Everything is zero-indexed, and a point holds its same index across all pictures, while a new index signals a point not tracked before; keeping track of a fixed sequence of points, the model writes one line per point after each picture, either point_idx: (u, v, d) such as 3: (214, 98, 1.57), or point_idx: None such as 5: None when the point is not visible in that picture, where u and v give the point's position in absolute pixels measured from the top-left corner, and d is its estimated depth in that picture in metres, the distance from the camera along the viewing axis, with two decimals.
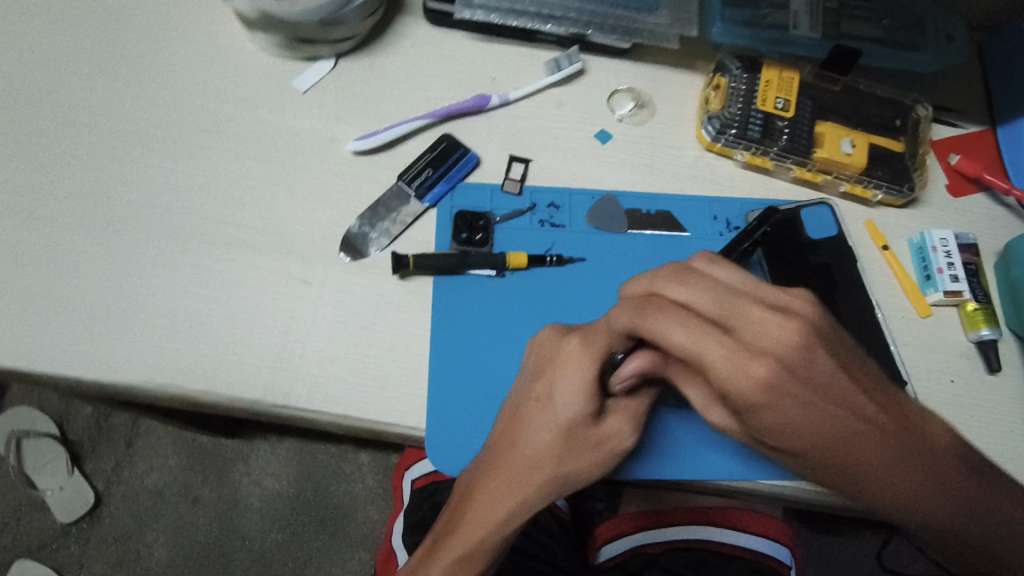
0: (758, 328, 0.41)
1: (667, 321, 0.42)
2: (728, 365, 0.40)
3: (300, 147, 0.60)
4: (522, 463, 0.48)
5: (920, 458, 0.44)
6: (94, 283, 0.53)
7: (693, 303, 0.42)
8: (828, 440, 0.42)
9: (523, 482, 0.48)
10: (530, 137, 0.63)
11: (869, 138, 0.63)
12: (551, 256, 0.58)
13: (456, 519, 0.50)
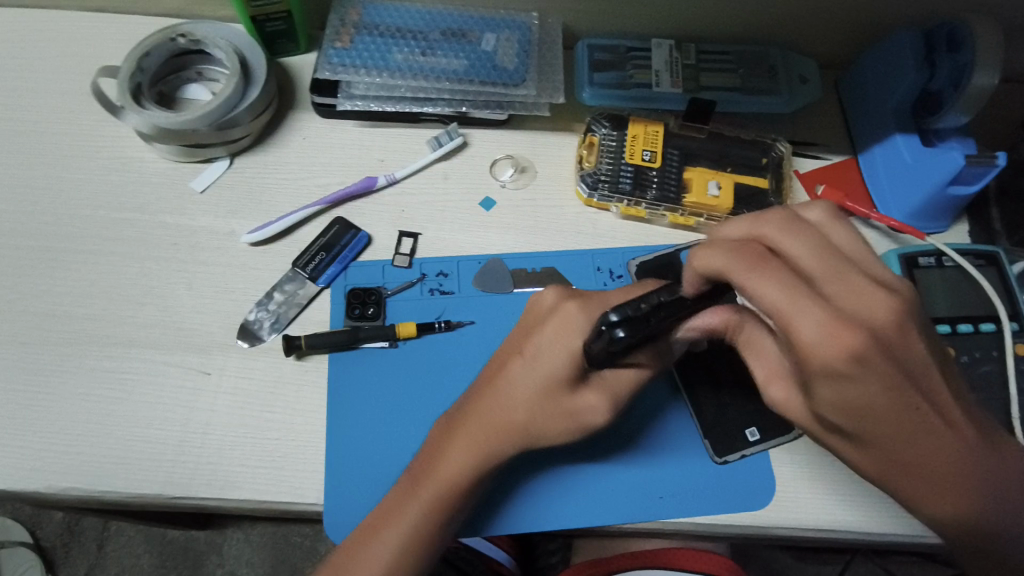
0: (869, 286, 0.39)
1: (745, 249, 0.41)
2: (850, 305, 0.38)
3: (198, 244, 0.63)
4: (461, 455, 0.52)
5: (953, 449, 0.43)
6: (2, 395, 0.56)
7: (795, 246, 0.40)
8: (879, 419, 0.40)
9: (520, 411, 0.52)
10: (418, 212, 0.66)
11: (736, 178, 0.67)
12: (440, 322, 0.61)
13: (384, 520, 0.52)
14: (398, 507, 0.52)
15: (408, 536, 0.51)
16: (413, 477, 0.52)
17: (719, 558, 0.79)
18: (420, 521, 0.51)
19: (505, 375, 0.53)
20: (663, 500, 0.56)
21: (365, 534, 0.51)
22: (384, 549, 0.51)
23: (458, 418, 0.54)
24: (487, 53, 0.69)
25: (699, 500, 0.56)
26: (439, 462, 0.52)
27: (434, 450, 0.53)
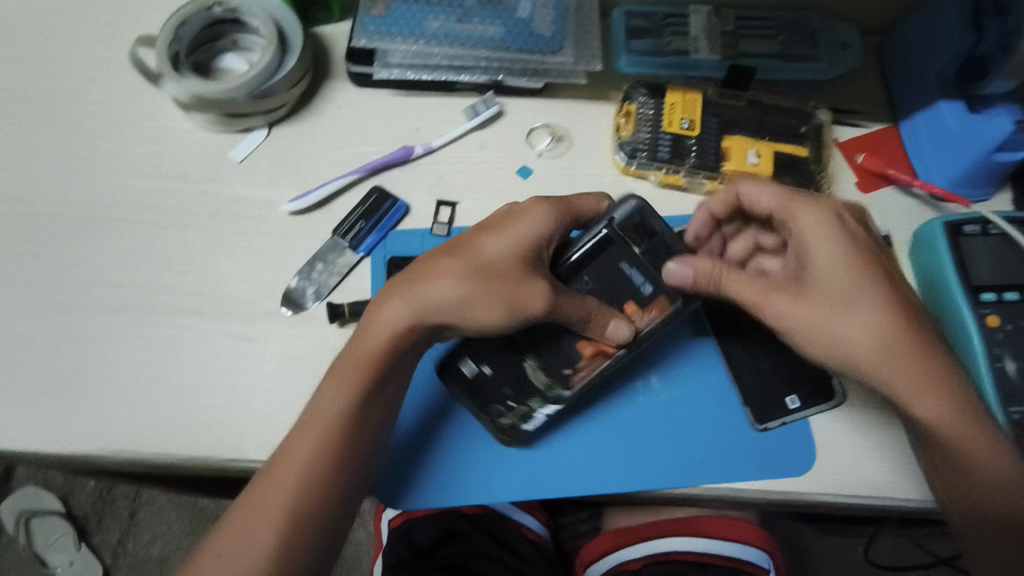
0: (866, 237, 0.55)
1: (792, 207, 0.55)
2: (835, 247, 0.54)
3: (238, 213, 0.64)
4: (383, 334, 0.51)
5: (916, 400, 0.52)
6: (53, 361, 0.57)
7: (812, 207, 0.55)
8: (846, 362, 0.53)
9: (455, 290, 0.52)
10: (455, 181, 0.66)
11: (775, 147, 0.66)
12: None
13: (313, 410, 0.51)
14: (328, 395, 0.51)
15: (330, 413, 0.50)
16: (340, 366, 0.52)
17: (749, 524, 0.81)
18: (345, 402, 0.50)
19: (440, 261, 0.53)
20: (703, 465, 0.56)
21: (300, 428, 0.51)
22: (310, 430, 0.50)
23: (392, 291, 0.53)
24: (524, 21, 0.68)
25: (739, 465, 0.57)
26: (362, 338, 0.52)
27: (365, 332, 0.52)
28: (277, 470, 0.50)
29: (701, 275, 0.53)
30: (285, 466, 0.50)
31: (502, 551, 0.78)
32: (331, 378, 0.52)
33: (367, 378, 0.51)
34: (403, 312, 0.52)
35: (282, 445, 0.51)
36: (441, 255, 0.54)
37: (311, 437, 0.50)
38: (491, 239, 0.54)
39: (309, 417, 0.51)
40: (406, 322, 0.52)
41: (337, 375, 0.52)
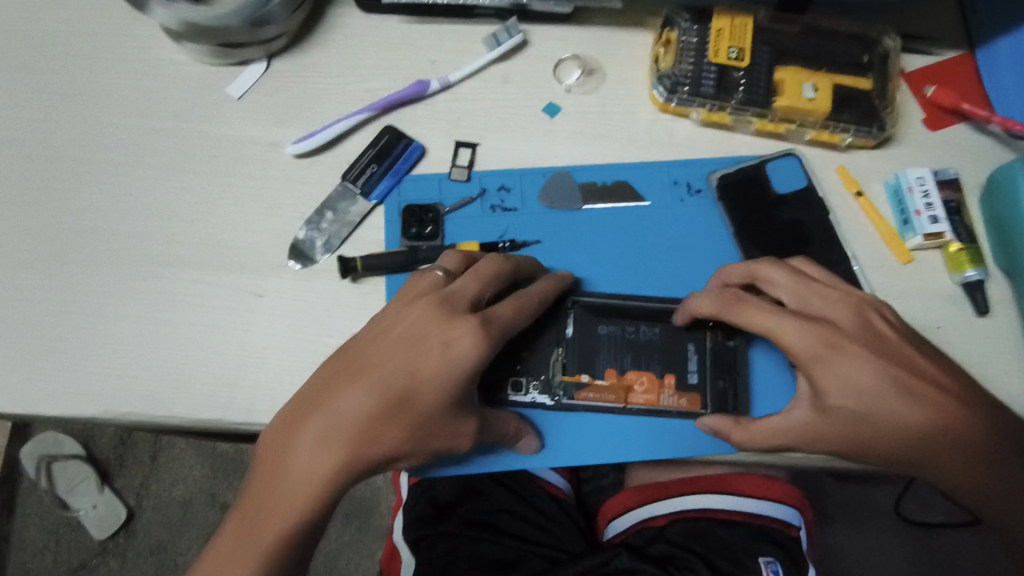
0: (897, 342, 0.48)
1: (805, 329, 0.47)
2: (873, 383, 0.46)
3: (241, 157, 0.58)
4: (323, 443, 0.45)
5: (953, 447, 0.46)
6: (51, 317, 0.53)
7: (831, 317, 0.48)
8: (873, 447, 0.46)
9: (387, 407, 0.45)
10: (475, 119, 0.60)
11: (833, 79, 0.59)
12: (504, 242, 0.56)
13: (261, 505, 0.45)
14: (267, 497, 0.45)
15: (291, 505, 0.44)
16: (286, 441, 0.45)
17: (783, 484, 0.78)
18: (312, 491, 0.44)
19: (387, 343, 0.46)
20: None
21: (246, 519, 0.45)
22: (263, 525, 0.45)
23: (312, 395, 0.46)
24: None
25: None
26: (294, 442, 0.45)
27: (305, 418, 0.45)
28: (240, 557, 0.45)
29: (719, 433, 0.50)
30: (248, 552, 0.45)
31: (526, 509, 0.76)
32: (278, 456, 0.45)
33: (325, 473, 0.44)
34: (359, 410, 0.44)
35: (237, 526, 0.46)
36: (382, 330, 0.47)
37: (263, 529, 0.45)
38: (449, 318, 0.47)
39: (263, 492, 0.45)
40: (366, 416, 0.44)
41: (286, 452, 0.45)
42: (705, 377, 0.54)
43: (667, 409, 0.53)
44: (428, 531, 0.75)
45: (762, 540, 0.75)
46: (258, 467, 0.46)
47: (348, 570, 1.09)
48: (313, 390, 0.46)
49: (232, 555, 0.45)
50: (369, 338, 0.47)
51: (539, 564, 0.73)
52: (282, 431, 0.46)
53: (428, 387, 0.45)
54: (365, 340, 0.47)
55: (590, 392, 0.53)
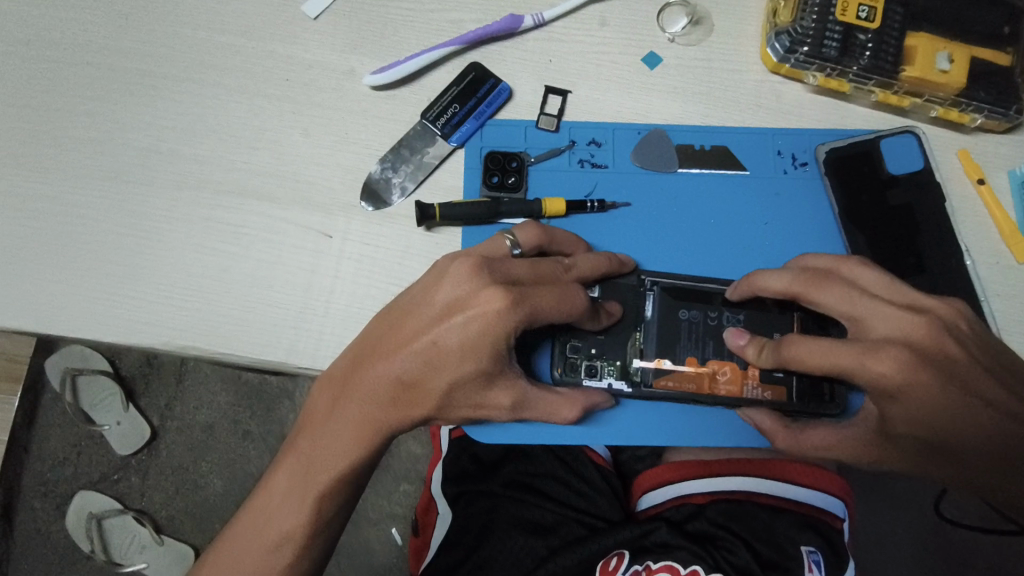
0: (971, 366, 0.42)
1: (871, 360, 0.41)
2: (944, 417, 0.42)
3: (313, 83, 0.54)
4: (370, 398, 0.45)
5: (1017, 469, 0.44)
6: (107, 239, 0.50)
7: (898, 337, 0.42)
8: (927, 462, 0.45)
9: (432, 374, 0.43)
10: (568, 63, 0.55)
11: (972, 52, 0.53)
12: (593, 202, 0.52)
13: (314, 447, 0.47)
14: (319, 438, 0.47)
15: (331, 453, 0.47)
16: (336, 395, 0.46)
17: (832, 473, 0.76)
18: (352, 445, 0.46)
19: (421, 311, 0.44)
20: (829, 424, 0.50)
21: (302, 458, 0.48)
22: (315, 473, 0.47)
23: (364, 349, 0.45)
24: None
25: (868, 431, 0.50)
26: (346, 394, 0.45)
27: (350, 376, 0.46)
28: (287, 496, 0.48)
29: (764, 431, 0.48)
30: (297, 493, 0.48)
31: (568, 474, 0.76)
32: (328, 409, 0.47)
33: (364, 432, 0.46)
34: (390, 377, 0.44)
35: (286, 465, 0.49)
36: (419, 295, 0.45)
37: (307, 474, 0.47)
38: (474, 290, 0.43)
39: (313, 439, 0.47)
40: (398, 381, 0.44)
41: (334, 407, 0.46)
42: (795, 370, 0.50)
43: (752, 402, 0.49)
44: (469, 487, 0.76)
45: (805, 529, 0.73)
46: (312, 414, 0.48)
47: (363, 508, 1.09)
48: (358, 350, 0.46)
49: (281, 491, 0.48)
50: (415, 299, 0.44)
51: (578, 530, 0.72)
52: (330, 386, 0.47)
53: (449, 362, 0.43)
54: (406, 301, 0.45)
55: (669, 376, 0.50)
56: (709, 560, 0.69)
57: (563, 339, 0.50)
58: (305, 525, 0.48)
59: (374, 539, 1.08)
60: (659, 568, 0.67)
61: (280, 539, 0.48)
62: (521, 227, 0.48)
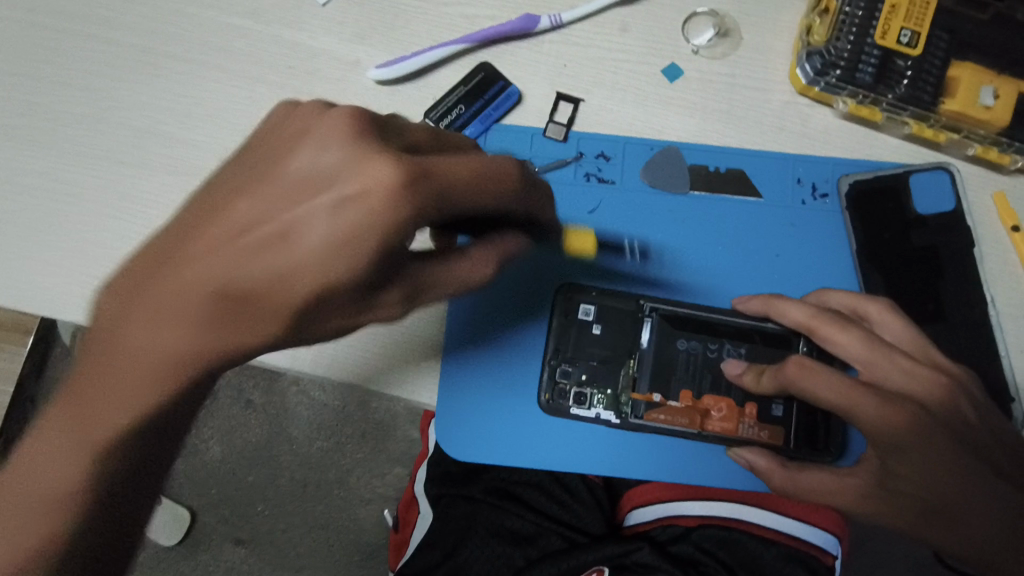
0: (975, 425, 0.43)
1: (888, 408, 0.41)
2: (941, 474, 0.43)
3: (316, 72, 0.52)
4: (202, 293, 0.32)
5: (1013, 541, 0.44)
6: (96, 220, 0.49)
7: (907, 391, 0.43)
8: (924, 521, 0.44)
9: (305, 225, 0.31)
10: (584, 70, 0.52)
11: (1020, 88, 0.49)
12: (592, 172, 0.51)
13: (119, 357, 0.34)
14: (127, 347, 0.34)
15: (141, 364, 0.34)
16: (177, 290, 0.33)
17: (828, 510, 0.73)
18: (175, 336, 0.33)
19: (274, 180, 0.32)
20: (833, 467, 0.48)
21: (102, 363, 0.35)
22: (118, 385, 0.35)
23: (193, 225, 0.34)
24: None
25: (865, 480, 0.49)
26: (173, 270, 0.33)
27: (218, 254, 0.32)
28: (71, 418, 0.36)
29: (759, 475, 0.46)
30: (84, 418, 0.36)
31: (554, 485, 0.74)
32: (159, 304, 0.33)
33: (181, 350, 0.33)
34: (221, 271, 0.32)
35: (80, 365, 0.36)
36: (265, 188, 0.32)
37: (105, 394, 0.35)
38: (306, 173, 0.32)
39: (120, 338, 0.34)
40: (244, 292, 0.32)
41: (166, 304, 0.33)
42: (791, 411, 0.49)
43: (745, 441, 0.48)
44: (450, 491, 0.74)
45: (793, 563, 0.72)
46: (129, 306, 0.34)
47: (356, 486, 1.08)
48: (225, 222, 0.32)
49: (69, 407, 0.36)
50: (268, 157, 0.33)
51: (557, 543, 0.71)
52: (173, 274, 0.33)
53: (306, 226, 0.31)
54: (247, 177, 0.33)
55: (662, 409, 0.48)
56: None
57: (556, 361, 0.49)
58: (124, 362, 0.34)
59: (365, 518, 1.07)
60: None
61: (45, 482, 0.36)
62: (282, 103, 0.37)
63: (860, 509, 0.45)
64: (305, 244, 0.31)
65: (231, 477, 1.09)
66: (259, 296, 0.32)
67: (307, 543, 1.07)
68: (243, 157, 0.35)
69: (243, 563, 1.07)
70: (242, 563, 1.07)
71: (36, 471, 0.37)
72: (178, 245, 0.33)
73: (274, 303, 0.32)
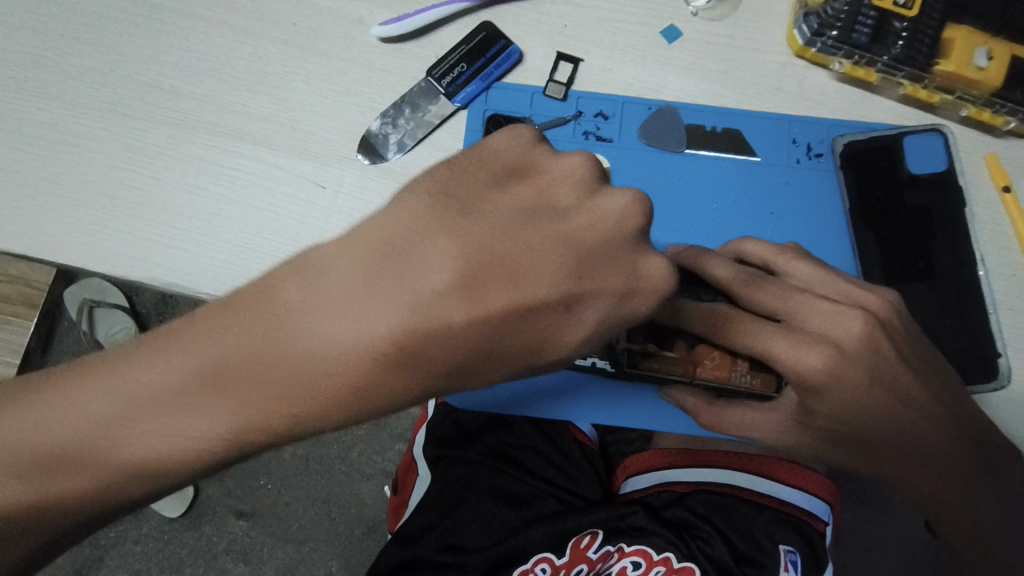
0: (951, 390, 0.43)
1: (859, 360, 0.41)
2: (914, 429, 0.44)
3: (320, 30, 0.53)
4: (439, 321, 0.32)
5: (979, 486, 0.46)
6: (103, 170, 0.50)
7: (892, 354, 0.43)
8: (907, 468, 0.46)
9: (562, 260, 0.34)
10: (583, 29, 0.53)
11: (1014, 49, 0.49)
12: (599, 112, 0.53)
13: (332, 371, 0.32)
14: (350, 361, 0.32)
15: (341, 384, 0.32)
16: (424, 320, 0.32)
17: (819, 476, 0.74)
18: (436, 370, 0.32)
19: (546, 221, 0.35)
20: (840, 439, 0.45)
21: (309, 374, 0.32)
22: (313, 396, 0.32)
23: (435, 236, 0.33)
24: None
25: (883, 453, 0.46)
26: (417, 286, 0.32)
27: (493, 291, 0.32)
28: (231, 415, 0.33)
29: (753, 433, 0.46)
30: (241, 421, 0.33)
31: (549, 448, 0.76)
32: (393, 319, 0.31)
33: (410, 396, 0.33)
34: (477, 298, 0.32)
35: (250, 353, 0.32)
36: (581, 235, 0.34)
37: (281, 402, 0.32)
38: (647, 242, 0.36)
39: (362, 353, 0.32)
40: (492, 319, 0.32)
41: (406, 332, 0.31)
42: None
43: (738, 389, 0.47)
44: (448, 453, 0.76)
45: (786, 527, 0.72)
46: (361, 318, 0.32)
47: (359, 462, 1.09)
48: (489, 255, 0.33)
49: (233, 398, 0.32)
50: (501, 187, 0.36)
51: (553, 505, 0.72)
52: (423, 296, 0.32)
53: (593, 296, 0.34)
54: (552, 220, 0.35)
55: (654, 357, 0.47)
56: (683, 548, 0.69)
57: None
58: (322, 375, 0.32)
59: (365, 493, 1.08)
60: (632, 551, 0.69)
61: (176, 469, 0.34)
62: (508, 128, 0.38)
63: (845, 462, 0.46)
64: (575, 322, 0.34)
65: None
66: (505, 362, 0.33)
67: (310, 516, 1.08)
68: (457, 179, 0.36)
69: (246, 535, 1.08)
70: (245, 535, 1.08)
71: (155, 449, 0.33)
72: (449, 263, 0.32)
73: (515, 365, 0.34)
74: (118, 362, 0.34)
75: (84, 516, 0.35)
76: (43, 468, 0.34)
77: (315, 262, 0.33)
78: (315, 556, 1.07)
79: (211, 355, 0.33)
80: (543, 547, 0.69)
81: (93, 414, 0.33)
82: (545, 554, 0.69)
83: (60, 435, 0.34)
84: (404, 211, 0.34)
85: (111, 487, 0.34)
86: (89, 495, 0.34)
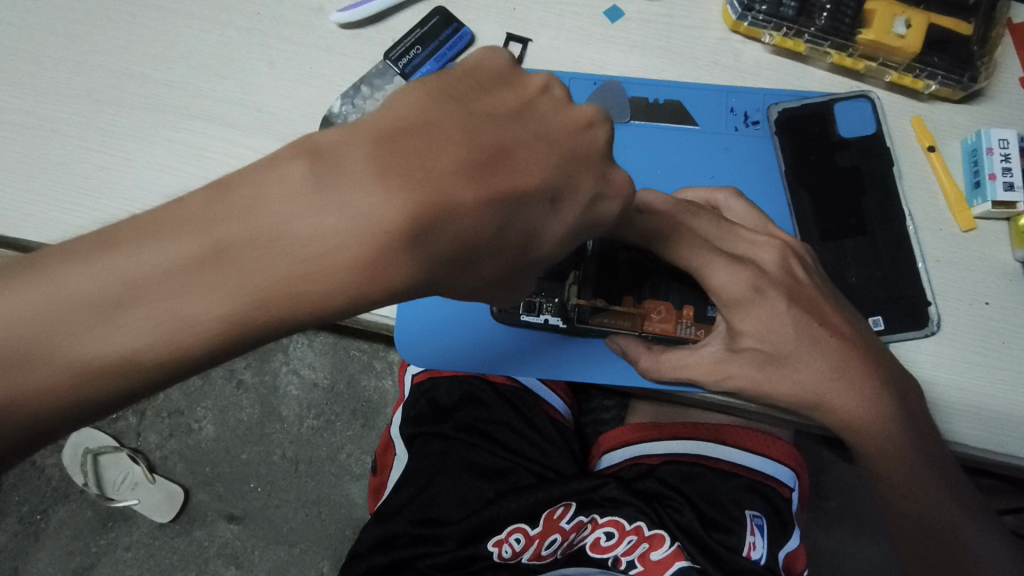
0: (869, 345, 0.47)
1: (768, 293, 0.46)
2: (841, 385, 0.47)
3: (283, 18, 0.56)
4: (447, 203, 0.29)
5: (924, 433, 0.47)
6: (77, 154, 0.53)
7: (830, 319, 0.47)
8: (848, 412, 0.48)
9: (553, 152, 0.33)
10: (531, 12, 0.56)
11: (931, 18, 0.52)
12: None
13: (333, 255, 0.28)
14: (357, 243, 0.28)
15: (352, 266, 0.28)
16: (447, 201, 0.29)
17: (783, 443, 0.77)
18: (445, 258, 0.30)
19: (534, 117, 0.33)
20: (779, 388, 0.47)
21: (310, 259, 0.28)
22: (309, 282, 0.28)
23: (436, 122, 0.30)
24: None
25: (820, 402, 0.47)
26: (432, 167, 0.28)
27: (496, 180, 0.30)
28: (235, 302, 0.28)
29: (698, 381, 0.47)
30: (245, 302, 0.28)
31: (523, 425, 0.78)
32: (400, 202, 0.28)
33: (412, 279, 0.30)
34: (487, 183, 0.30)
35: (258, 231, 0.28)
36: (564, 138, 0.34)
37: (293, 281, 0.28)
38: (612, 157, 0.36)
39: (383, 232, 0.28)
40: (500, 201, 0.30)
41: (427, 215, 0.28)
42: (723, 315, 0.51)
43: (683, 340, 0.50)
44: (424, 429, 0.78)
45: (752, 494, 0.73)
46: (380, 195, 0.28)
47: (347, 462, 1.10)
48: (495, 142, 0.31)
49: (238, 279, 0.28)
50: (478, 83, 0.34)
51: (527, 478, 0.74)
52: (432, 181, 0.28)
53: (574, 198, 0.34)
54: (544, 118, 0.34)
55: (603, 313, 0.51)
56: (653, 516, 0.71)
57: None
58: (326, 257, 0.28)
59: (354, 492, 1.09)
60: (606, 522, 0.72)
61: (169, 363, 0.29)
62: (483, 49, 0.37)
63: (784, 404, 0.48)
64: (563, 218, 0.33)
65: (223, 454, 1.10)
66: (502, 252, 0.32)
67: (299, 518, 1.08)
68: (446, 79, 0.33)
69: (236, 539, 1.08)
70: (235, 539, 1.08)
71: (143, 339, 0.28)
72: (463, 144, 0.30)
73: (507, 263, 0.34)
74: (99, 243, 0.28)
75: (63, 422, 0.29)
76: (5, 360, 0.28)
77: (311, 145, 0.29)
78: (306, 558, 1.07)
79: (213, 233, 0.28)
80: (515, 517, 0.71)
81: (56, 304, 0.27)
82: (516, 525, 0.70)
83: (26, 321, 0.27)
84: (405, 96, 0.31)
85: (93, 381, 0.28)
86: (60, 392, 0.28)
